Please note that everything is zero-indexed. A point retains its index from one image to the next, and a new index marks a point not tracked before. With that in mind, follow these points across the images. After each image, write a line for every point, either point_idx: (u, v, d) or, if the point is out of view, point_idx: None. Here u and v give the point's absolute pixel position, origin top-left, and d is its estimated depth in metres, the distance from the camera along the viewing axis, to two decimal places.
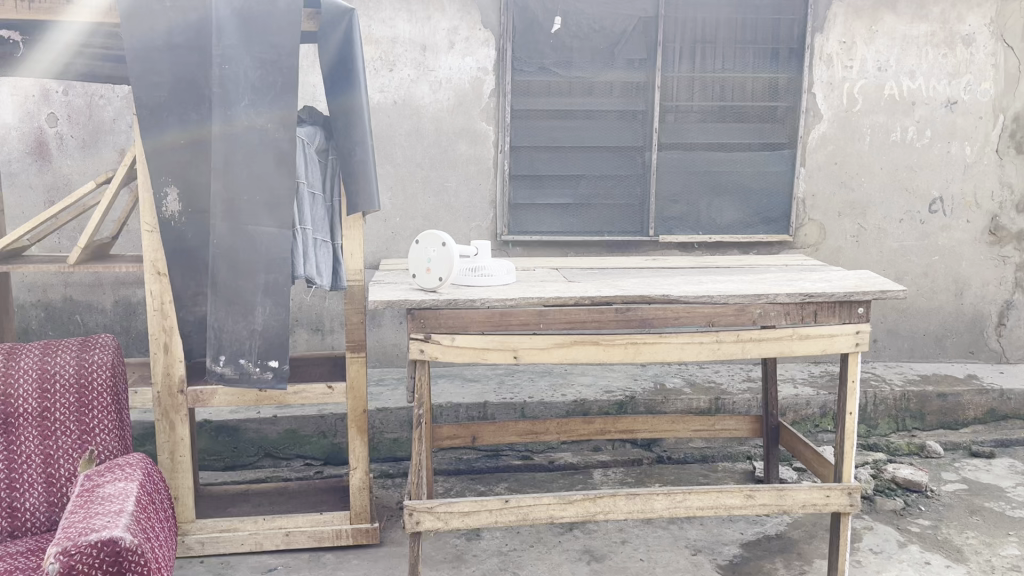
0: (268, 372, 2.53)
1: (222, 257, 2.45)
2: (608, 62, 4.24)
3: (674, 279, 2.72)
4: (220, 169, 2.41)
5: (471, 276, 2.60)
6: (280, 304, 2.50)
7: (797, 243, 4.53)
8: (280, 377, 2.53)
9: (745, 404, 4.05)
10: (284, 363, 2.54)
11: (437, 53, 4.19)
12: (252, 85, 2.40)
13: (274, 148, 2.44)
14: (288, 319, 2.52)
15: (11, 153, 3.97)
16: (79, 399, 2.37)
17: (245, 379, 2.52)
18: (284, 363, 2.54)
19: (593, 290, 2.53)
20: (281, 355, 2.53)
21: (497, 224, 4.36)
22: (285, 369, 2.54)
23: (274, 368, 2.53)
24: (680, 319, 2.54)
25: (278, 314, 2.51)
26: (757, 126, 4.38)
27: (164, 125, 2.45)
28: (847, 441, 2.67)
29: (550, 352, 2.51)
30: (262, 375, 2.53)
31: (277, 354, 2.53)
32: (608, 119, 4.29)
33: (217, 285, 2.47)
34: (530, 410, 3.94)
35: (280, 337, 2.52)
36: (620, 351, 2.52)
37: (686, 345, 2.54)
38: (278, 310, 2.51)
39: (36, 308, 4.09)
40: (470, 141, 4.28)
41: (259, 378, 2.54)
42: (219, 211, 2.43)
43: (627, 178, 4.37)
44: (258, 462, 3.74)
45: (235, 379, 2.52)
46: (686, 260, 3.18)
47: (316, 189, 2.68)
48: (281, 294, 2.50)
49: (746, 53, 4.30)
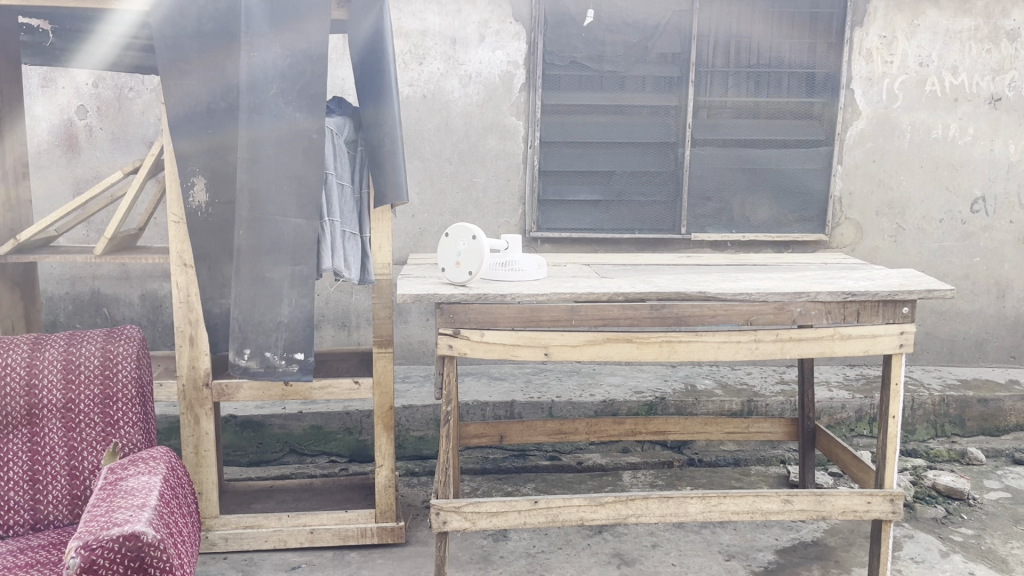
0: (294, 365, 2.49)
1: (248, 250, 2.40)
2: (641, 56, 4.16)
3: (710, 276, 2.63)
4: (247, 159, 2.36)
5: (501, 271, 2.54)
6: (307, 295, 2.47)
7: (833, 242, 4.42)
8: (305, 369, 2.49)
9: (778, 407, 3.96)
10: (309, 355, 2.50)
11: (467, 47, 4.14)
12: (280, 73, 2.35)
13: (302, 137, 2.40)
14: (313, 311, 2.49)
15: (42, 146, 3.97)
16: (104, 390, 2.33)
17: (271, 372, 2.48)
18: (310, 355, 2.51)
19: (628, 287, 2.45)
20: (307, 347, 2.49)
21: (525, 220, 4.30)
22: (310, 362, 2.50)
23: (300, 360, 2.49)
24: (718, 317, 2.46)
25: (304, 306, 2.48)
26: (792, 123, 4.27)
27: (192, 114, 2.41)
28: (890, 446, 2.57)
29: (582, 349, 2.43)
30: (287, 368, 2.49)
31: (303, 346, 2.49)
32: (640, 115, 4.21)
33: (242, 279, 2.41)
34: (558, 410, 3.87)
35: (306, 329, 2.49)
36: (654, 349, 2.44)
37: (722, 344, 2.46)
38: (304, 301, 2.48)
39: (65, 300, 4.09)
40: (499, 136, 4.22)
41: (284, 371, 2.50)
42: (246, 202, 2.37)
43: (658, 175, 4.29)
44: (283, 458, 3.71)
45: (259, 372, 2.47)
46: (721, 257, 3.09)
47: (345, 180, 2.63)
48: (308, 285, 2.47)
49: (783, 48, 4.21)
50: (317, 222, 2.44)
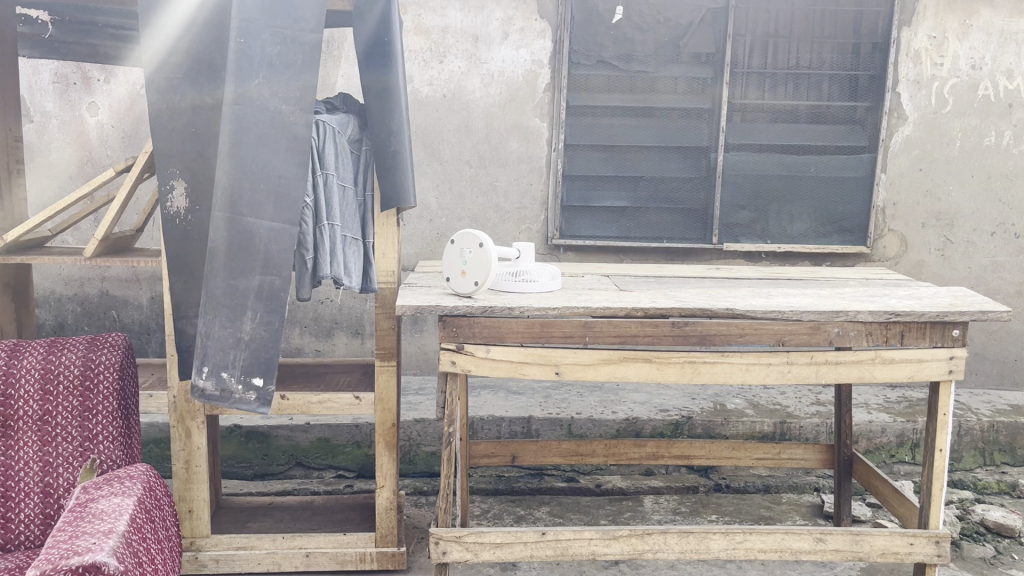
0: (251, 393, 2.27)
1: (215, 252, 2.21)
2: (673, 55, 3.95)
3: (739, 291, 2.42)
4: (226, 153, 2.18)
5: (512, 281, 2.37)
6: (274, 312, 2.27)
7: (875, 255, 4.16)
8: (263, 400, 2.26)
9: (813, 431, 3.72)
10: (270, 382, 2.27)
11: (490, 45, 3.97)
12: (268, 62, 2.19)
13: (288, 133, 2.23)
14: (278, 329, 2.27)
15: (52, 143, 3.87)
16: (83, 402, 2.19)
17: (225, 399, 2.25)
18: (269, 383, 2.28)
19: (647, 302, 2.25)
20: (266, 373, 2.27)
21: (548, 227, 4.11)
22: (270, 391, 2.27)
23: (258, 388, 2.27)
24: (745, 337, 2.23)
25: (269, 324, 2.27)
26: (834, 128, 4.03)
27: (176, 110, 2.26)
28: (936, 483, 2.33)
29: (596, 369, 2.23)
30: (244, 396, 2.26)
31: (264, 371, 2.27)
32: (672, 117, 4.00)
33: (209, 286, 2.22)
34: (577, 428, 3.68)
35: (269, 352, 2.27)
36: (676, 370, 2.24)
37: (751, 366, 2.25)
38: (270, 319, 2.27)
39: (73, 302, 3.98)
40: (522, 138, 4.05)
41: (241, 399, 2.27)
42: (217, 199, 2.19)
43: (689, 182, 4.07)
44: (288, 471, 3.56)
45: (213, 397, 2.24)
46: (754, 269, 2.87)
47: (348, 183, 2.46)
48: (276, 300, 2.27)
49: (824, 48, 3.97)
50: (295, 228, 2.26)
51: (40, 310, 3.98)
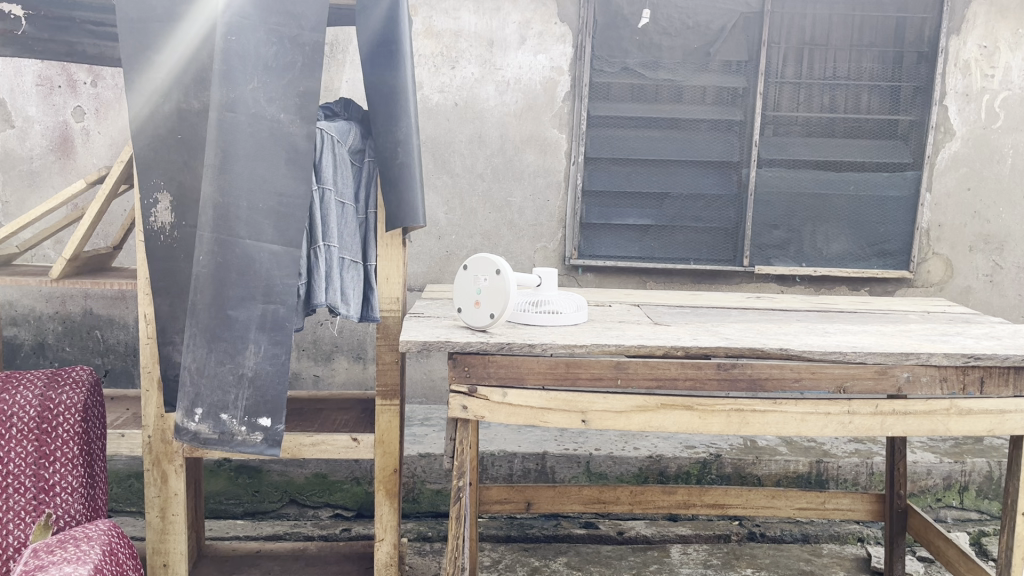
0: (257, 434, 1.96)
1: (205, 280, 1.89)
2: (702, 63, 3.67)
3: (791, 327, 2.14)
4: (214, 167, 1.88)
5: (531, 313, 2.08)
6: (280, 345, 1.97)
7: (917, 280, 3.87)
8: (271, 441, 1.96)
9: (853, 472, 3.42)
10: (279, 422, 1.98)
11: (506, 50, 3.70)
12: (263, 64, 1.91)
13: (285, 145, 1.95)
14: (286, 364, 1.98)
15: (34, 150, 3.61)
16: (38, 448, 1.90)
17: (225, 442, 1.94)
18: (278, 423, 1.98)
19: (687, 341, 1.96)
20: (274, 411, 1.97)
21: (565, 246, 3.83)
22: (278, 431, 1.98)
23: (266, 428, 1.97)
24: (801, 382, 1.93)
25: (275, 358, 1.97)
26: (873, 143, 3.74)
27: (159, 115, 1.98)
28: (1017, 551, 2.02)
29: (627, 417, 1.94)
30: (248, 438, 1.95)
31: (270, 411, 1.97)
32: (698, 130, 3.71)
33: (197, 317, 1.91)
34: (596, 465, 3.39)
35: (276, 388, 1.97)
36: (720, 420, 1.95)
37: (806, 417, 1.95)
38: (275, 353, 1.97)
39: (54, 321, 3.72)
40: (539, 151, 3.77)
41: (245, 442, 1.96)
42: (205, 218, 1.89)
43: (718, 199, 3.78)
44: (282, 509, 3.28)
45: (211, 441, 1.93)
46: (798, 298, 2.59)
47: (347, 199, 2.19)
48: (285, 330, 1.97)
49: (864, 57, 3.70)
50: (296, 252, 1.97)
51: (20, 329, 3.72)
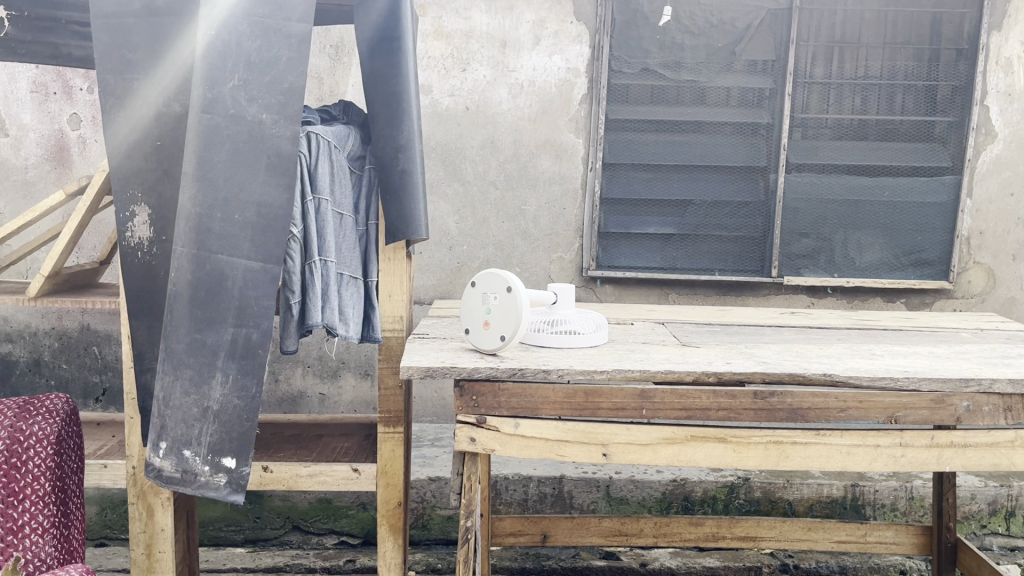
0: (220, 476, 1.79)
1: (175, 298, 1.75)
2: (727, 63, 3.48)
3: (833, 349, 1.94)
4: (191, 174, 1.73)
5: (546, 334, 1.89)
6: (249, 375, 1.79)
7: (957, 291, 3.65)
8: (235, 485, 1.79)
9: (891, 496, 3.20)
10: (244, 464, 1.80)
11: (520, 51, 3.53)
12: (246, 59, 1.74)
13: (268, 148, 1.78)
14: (256, 397, 1.80)
15: (29, 159, 3.47)
16: (6, 485, 1.72)
17: (187, 483, 1.78)
18: (244, 464, 1.80)
19: (720, 365, 1.78)
20: (238, 450, 1.79)
21: (583, 257, 3.64)
22: (243, 474, 1.80)
23: (228, 470, 1.79)
24: (847, 413, 1.73)
25: (243, 390, 1.79)
26: (910, 146, 3.54)
27: (137, 119, 1.84)
28: None
29: (654, 451, 1.76)
30: (211, 481, 1.79)
31: (236, 449, 1.79)
32: (723, 133, 3.52)
33: (167, 339, 1.76)
34: (616, 490, 3.20)
35: (244, 424, 1.80)
36: (758, 453, 1.75)
37: (853, 450, 1.75)
38: (244, 384, 1.79)
39: (50, 337, 3.57)
40: (555, 156, 3.59)
41: (208, 484, 1.79)
42: (178, 230, 1.74)
43: (745, 207, 3.58)
44: (284, 536, 3.11)
45: (171, 480, 1.77)
46: (839, 315, 2.39)
47: (346, 210, 2.02)
48: (255, 358, 1.80)
49: (898, 55, 3.49)
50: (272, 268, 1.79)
51: (14, 346, 3.57)
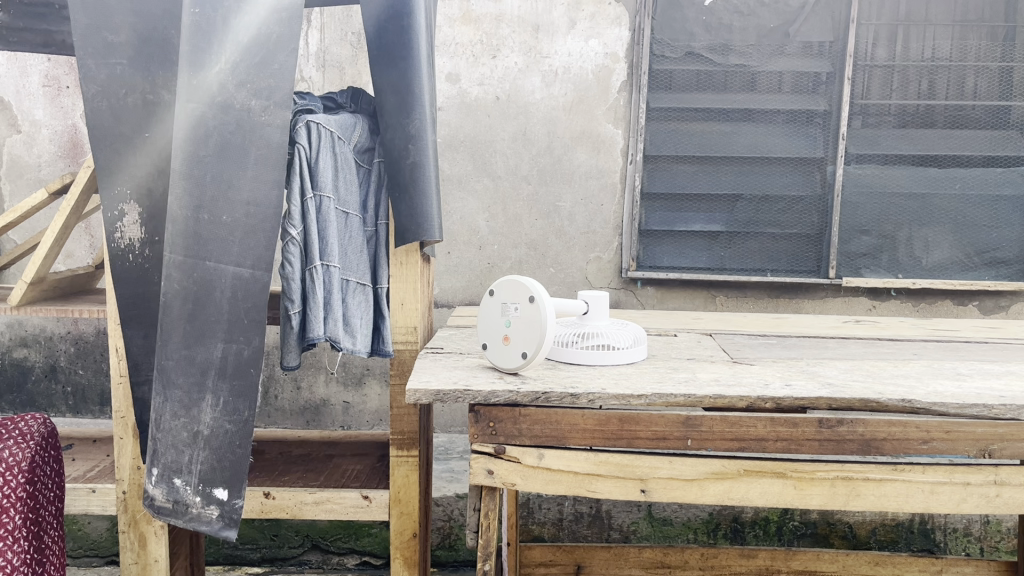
0: (212, 508, 1.59)
1: (166, 311, 1.55)
2: (780, 46, 3.20)
3: (910, 367, 1.67)
4: (178, 172, 1.54)
5: (575, 348, 1.65)
6: (242, 397, 1.59)
7: None
8: (227, 520, 1.58)
9: (965, 521, 2.90)
10: (238, 495, 1.59)
11: (553, 36, 3.29)
12: (233, 38, 1.53)
13: (258, 140, 1.57)
14: (249, 422, 1.59)
15: (42, 156, 3.33)
16: None
17: (178, 514, 1.60)
18: (236, 496, 1.59)
19: (779, 389, 1.52)
20: (231, 480, 1.59)
21: (622, 257, 3.39)
22: (237, 507, 1.59)
23: (221, 502, 1.59)
24: (930, 445, 1.48)
25: (236, 414, 1.59)
26: (983, 133, 3.21)
27: (122, 109, 1.65)
28: None
29: (700, 486, 1.52)
30: (202, 514, 1.59)
31: (228, 480, 1.59)
32: (775, 123, 3.24)
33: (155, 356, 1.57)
34: (659, 510, 2.94)
35: (237, 452, 1.59)
36: (823, 491, 1.50)
37: (936, 489, 1.49)
38: (237, 407, 1.59)
39: (66, 341, 3.43)
40: (592, 149, 3.34)
41: (199, 516, 1.60)
42: (167, 235, 1.55)
43: (799, 202, 3.30)
44: (303, 556, 2.92)
45: (164, 509, 1.60)
46: (911, 326, 2.11)
47: (351, 208, 1.81)
48: (247, 377, 1.59)
49: (969, 34, 3.18)
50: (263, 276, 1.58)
51: (30, 351, 3.45)
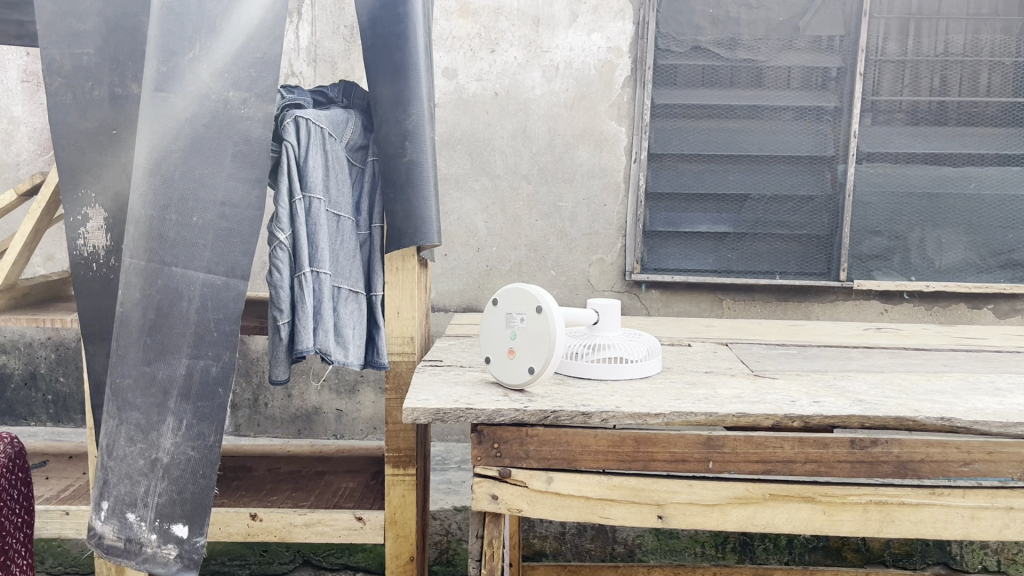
0: (170, 548, 1.45)
1: (125, 323, 1.45)
2: (789, 40, 3.09)
3: (945, 381, 1.55)
4: (144, 167, 1.43)
5: (585, 361, 1.54)
6: (206, 420, 1.47)
7: None
8: (185, 560, 1.45)
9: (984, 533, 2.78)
10: (199, 533, 1.46)
11: (554, 29, 3.17)
12: (209, 23, 1.45)
13: (236, 134, 1.47)
14: (214, 449, 1.47)
15: (21, 155, 3.20)
16: None
17: (131, 555, 1.45)
18: (195, 533, 1.45)
19: (807, 406, 1.40)
20: (192, 515, 1.46)
21: (626, 259, 3.28)
22: (197, 545, 1.46)
23: (180, 540, 1.45)
24: (972, 467, 1.36)
25: (199, 440, 1.46)
26: (999, 130, 3.10)
27: (88, 103, 1.58)
28: None
29: (722, 512, 1.40)
30: (157, 555, 1.45)
31: (188, 514, 1.46)
32: (783, 119, 3.13)
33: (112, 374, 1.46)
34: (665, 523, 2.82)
35: (198, 484, 1.46)
36: (856, 517, 1.39)
37: (977, 514, 1.38)
38: (200, 432, 1.46)
39: (47, 348, 3.30)
40: (594, 147, 3.23)
41: (155, 558, 1.45)
42: (129, 238, 1.45)
43: (809, 202, 3.19)
44: (295, 571, 2.79)
45: (114, 550, 1.45)
46: (938, 335, 1.99)
47: (343, 211, 1.69)
48: (212, 397, 1.47)
49: (984, 28, 3.07)
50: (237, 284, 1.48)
51: (10, 358, 3.32)
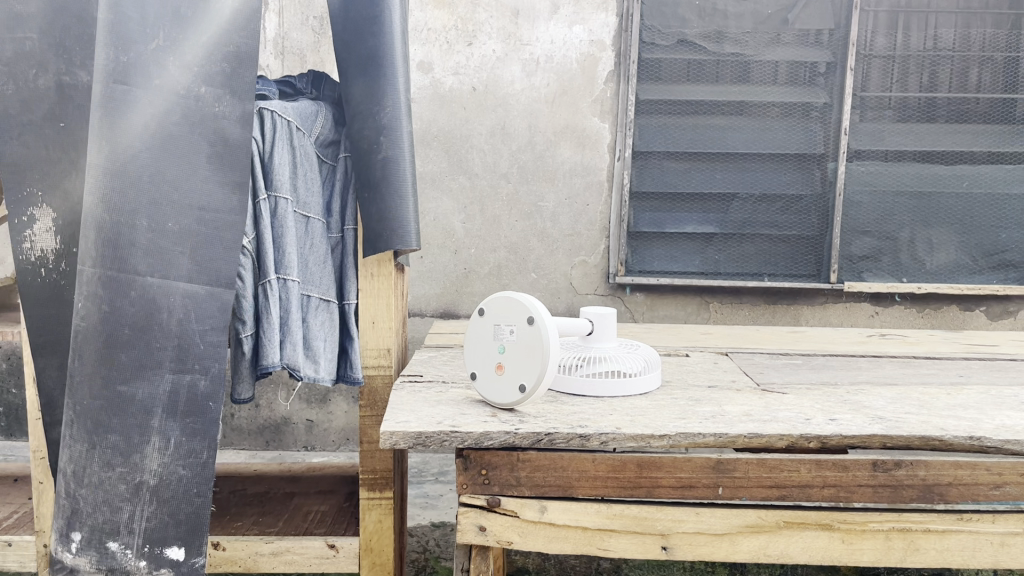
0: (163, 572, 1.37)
1: (83, 340, 1.32)
2: (777, 34, 2.97)
3: (966, 395, 1.44)
4: (101, 168, 1.31)
5: (580, 376, 1.41)
6: (198, 436, 1.38)
7: None
8: None
9: None
10: (197, 553, 1.39)
11: (533, 21, 3.04)
12: (174, 8, 1.35)
13: (210, 132, 1.38)
14: (208, 467, 1.39)
15: None
16: None
17: None
18: (193, 554, 1.39)
19: (824, 425, 1.27)
20: (187, 536, 1.38)
21: (610, 262, 3.16)
22: (194, 566, 1.39)
23: (175, 563, 1.38)
24: (1002, 491, 1.24)
25: (191, 458, 1.38)
26: (991, 127, 3.01)
27: (32, 92, 1.48)
28: None
29: (731, 542, 1.28)
30: None
31: (184, 536, 1.38)
32: (769, 116, 3.02)
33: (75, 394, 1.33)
34: None
35: (192, 504, 1.39)
36: (877, 546, 1.27)
37: (1007, 541, 1.26)
38: (192, 450, 1.38)
39: None
40: (576, 145, 3.10)
41: None
42: (83, 245, 1.32)
43: (799, 202, 3.08)
44: None
45: None
46: (947, 342, 1.88)
47: (313, 211, 1.55)
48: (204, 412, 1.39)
49: (974, 23, 2.99)
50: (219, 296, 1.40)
51: None
